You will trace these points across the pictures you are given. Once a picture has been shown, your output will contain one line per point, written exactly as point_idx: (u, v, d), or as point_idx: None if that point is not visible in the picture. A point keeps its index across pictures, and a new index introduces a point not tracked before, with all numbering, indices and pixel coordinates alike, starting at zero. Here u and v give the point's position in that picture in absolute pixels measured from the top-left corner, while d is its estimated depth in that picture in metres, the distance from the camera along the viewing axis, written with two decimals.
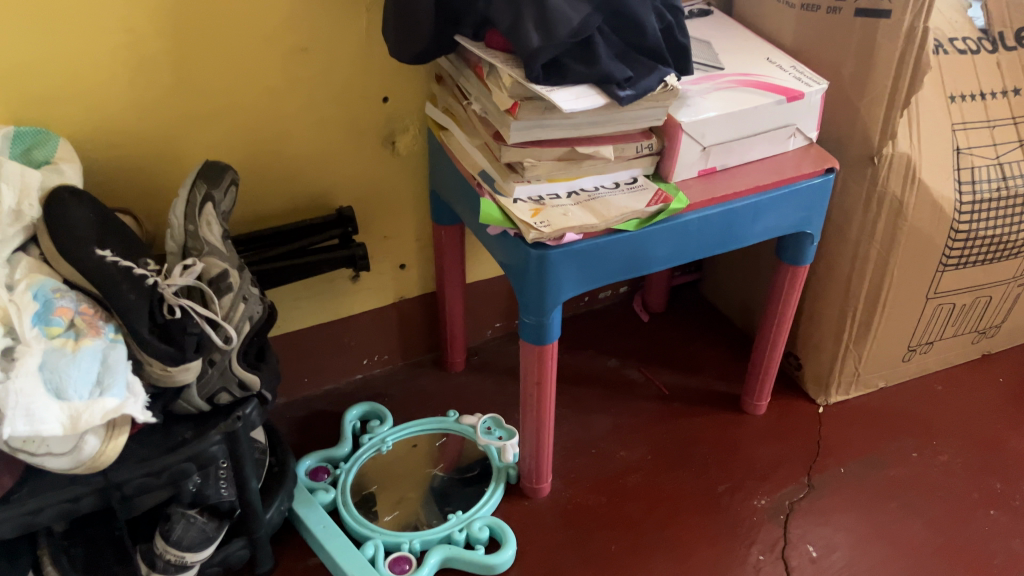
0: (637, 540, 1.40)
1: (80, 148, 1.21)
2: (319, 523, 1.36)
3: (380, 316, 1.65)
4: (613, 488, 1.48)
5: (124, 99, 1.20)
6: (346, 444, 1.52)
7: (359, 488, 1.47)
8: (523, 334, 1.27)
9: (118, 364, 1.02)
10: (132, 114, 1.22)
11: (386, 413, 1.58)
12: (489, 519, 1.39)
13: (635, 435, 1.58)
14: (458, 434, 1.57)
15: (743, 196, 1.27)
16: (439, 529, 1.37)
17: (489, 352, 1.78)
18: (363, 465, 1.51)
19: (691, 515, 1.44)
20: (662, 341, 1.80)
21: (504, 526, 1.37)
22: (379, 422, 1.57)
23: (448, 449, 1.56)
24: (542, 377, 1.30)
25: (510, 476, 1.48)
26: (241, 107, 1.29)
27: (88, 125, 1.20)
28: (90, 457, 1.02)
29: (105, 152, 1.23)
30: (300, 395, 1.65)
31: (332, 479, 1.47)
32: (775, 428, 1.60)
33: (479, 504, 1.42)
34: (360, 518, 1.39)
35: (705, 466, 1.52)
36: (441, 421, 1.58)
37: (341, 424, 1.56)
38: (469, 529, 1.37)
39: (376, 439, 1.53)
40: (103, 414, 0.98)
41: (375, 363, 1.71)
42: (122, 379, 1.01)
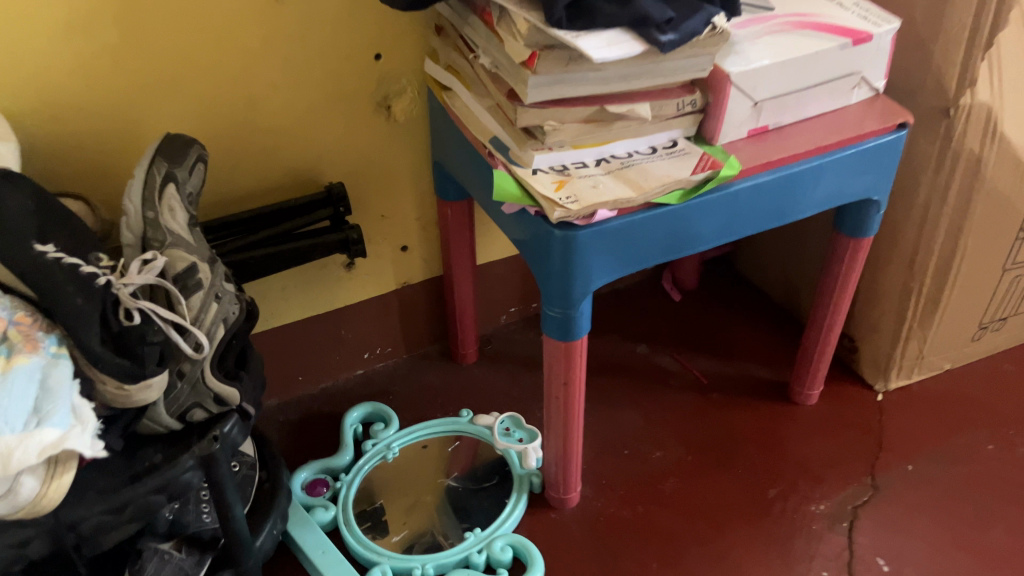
0: (680, 557, 1.22)
1: (14, 121, 1.01)
2: (318, 548, 1.18)
3: (380, 305, 1.47)
4: (650, 494, 1.31)
5: (64, 65, 1.01)
6: (346, 453, 1.34)
7: (362, 503, 1.30)
8: (545, 328, 1.08)
9: (61, 387, 0.83)
10: (76, 82, 1.03)
11: (390, 415, 1.40)
12: (512, 537, 1.21)
13: (672, 433, 1.40)
14: (473, 436, 1.39)
15: (803, 158, 1.07)
16: (455, 550, 1.20)
17: (503, 340, 1.60)
18: (366, 477, 1.33)
19: (741, 525, 1.26)
20: (696, 323, 1.61)
21: (530, 546, 1.20)
22: (383, 425, 1.39)
23: (461, 454, 1.38)
24: (569, 377, 1.12)
25: (533, 485, 1.31)
26: (207, 70, 1.10)
27: (23, 97, 1.00)
28: (29, 501, 0.84)
29: (47, 129, 1.04)
30: (293, 394, 1.48)
31: (332, 494, 1.29)
32: (830, 419, 1.42)
33: (499, 519, 1.25)
34: (364, 539, 1.22)
35: (753, 467, 1.34)
36: (453, 422, 1.40)
37: (340, 428, 1.37)
38: (489, 550, 1.20)
39: (380, 446, 1.36)
40: (40, 451, 0.79)
41: (377, 357, 1.53)
42: (66, 405, 0.83)
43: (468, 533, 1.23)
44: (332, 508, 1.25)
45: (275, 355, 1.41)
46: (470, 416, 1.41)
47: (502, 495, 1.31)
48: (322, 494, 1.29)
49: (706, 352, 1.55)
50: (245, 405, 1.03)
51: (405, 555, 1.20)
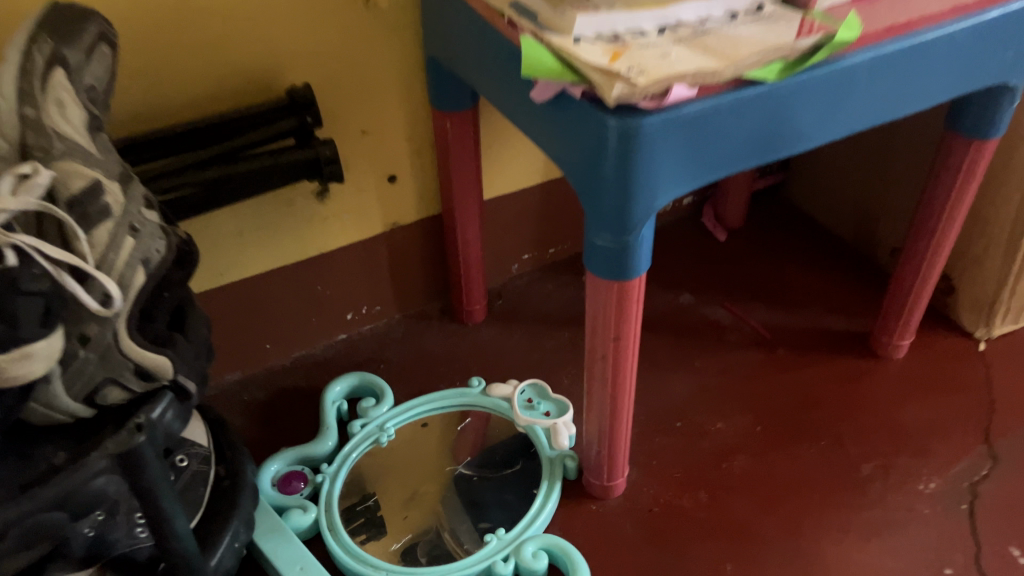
0: (761, 556, 0.96)
1: None
2: (293, 562, 0.90)
3: (365, 253, 1.18)
4: (714, 478, 1.04)
5: None
6: (328, 438, 1.05)
7: (350, 501, 1.02)
8: (590, 267, 0.80)
9: None
10: None
11: (383, 388, 1.12)
12: (547, 538, 0.94)
13: (733, 400, 1.13)
14: (487, 412, 1.11)
15: (936, 22, 0.78)
16: (473, 559, 0.92)
17: (516, 294, 1.32)
18: (355, 467, 1.04)
19: (833, 513, 1.00)
20: (746, 268, 1.34)
21: (571, 551, 0.92)
22: (373, 402, 1.11)
23: (472, 434, 1.11)
24: (620, 332, 0.83)
25: (566, 469, 1.03)
26: None
27: None
28: None
29: None
30: (261, 367, 1.19)
31: (311, 491, 1.00)
32: (925, 376, 1.15)
33: (528, 516, 0.97)
34: (355, 549, 0.94)
35: (839, 439, 1.08)
36: (461, 395, 1.11)
37: (320, 407, 1.09)
38: (517, 557, 0.92)
39: (371, 427, 1.07)
40: None
41: (363, 319, 1.25)
42: None
43: (489, 535, 0.95)
44: (312, 511, 0.97)
45: (235, 319, 1.12)
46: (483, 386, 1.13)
47: (528, 485, 1.03)
48: (299, 492, 1.00)
49: (762, 300, 1.29)
50: (184, 384, 0.74)
51: (408, 568, 0.93)
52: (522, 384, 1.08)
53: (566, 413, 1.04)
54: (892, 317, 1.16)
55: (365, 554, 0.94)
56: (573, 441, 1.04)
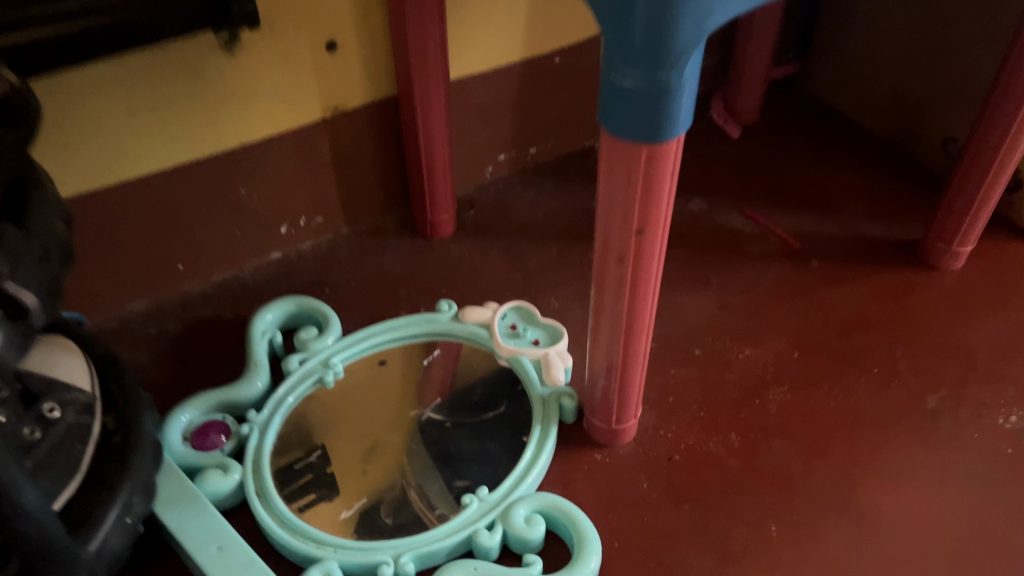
0: (813, 511, 0.76)
1: None
2: (208, 543, 0.68)
3: (302, 147, 0.93)
4: (746, 416, 0.83)
5: None
6: (257, 379, 0.82)
7: (286, 459, 0.78)
8: (610, 127, 0.56)
9: None
10: None
11: (328, 316, 0.88)
12: (542, 498, 0.72)
13: (761, 322, 0.92)
14: (459, 342, 0.88)
15: None
16: (449, 528, 0.70)
17: (491, 203, 1.09)
18: (292, 414, 0.81)
19: (896, 456, 0.80)
20: (765, 169, 1.13)
21: (576, 515, 0.71)
22: (316, 332, 0.87)
23: (443, 371, 0.88)
24: (644, 223, 0.60)
25: (561, 411, 0.81)
26: None
27: None
28: None
29: None
30: (175, 293, 0.95)
31: (234, 446, 0.77)
32: (988, 290, 0.95)
33: (519, 470, 0.75)
34: (294, 521, 0.71)
35: (895, 366, 0.88)
36: (427, 323, 0.89)
37: (248, 340, 0.86)
38: (505, 524, 0.71)
39: (313, 364, 0.84)
40: None
41: (303, 233, 1.01)
42: None
43: (467, 496, 0.73)
44: (235, 472, 0.74)
45: (134, 229, 0.88)
46: (454, 311, 0.90)
47: (517, 433, 0.80)
48: (219, 448, 0.76)
49: (787, 204, 1.07)
50: None
51: (364, 542, 0.70)
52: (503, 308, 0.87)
53: (560, 343, 0.83)
54: (952, 218, 0.95)
55: (306, 527, 0.71)
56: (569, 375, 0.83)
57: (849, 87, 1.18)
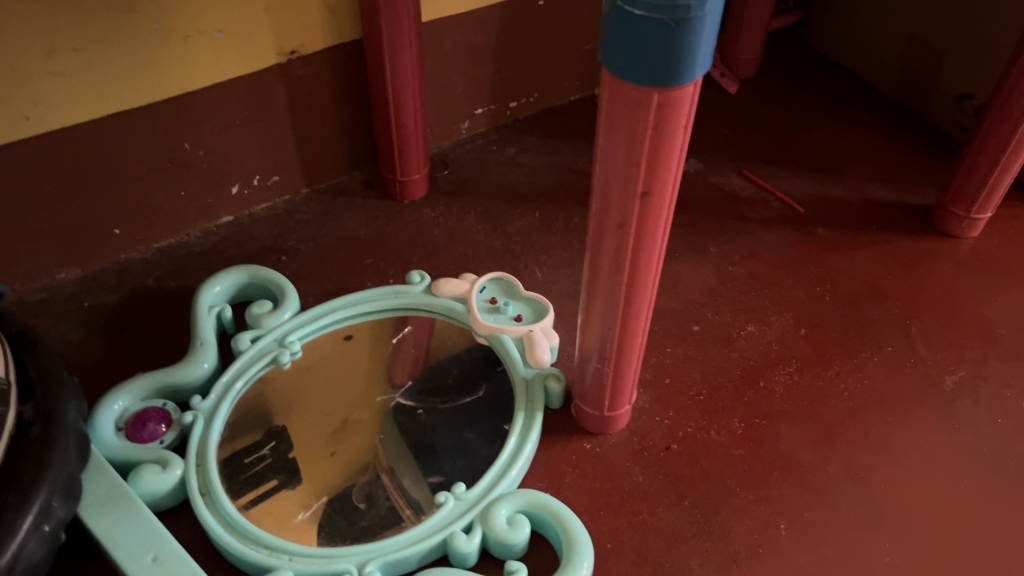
0: (825, 504, 0.68)
1: None
2: (143, 552, 0.59)
3: (255, 96, 0.83)
4: (750, 398, 0.76)
5: None
6: (203, 360, 0.72)
7: (235, 450, 0.68)
8: (614, 69, 0.47)
9: None
10: None
11: (285, 291, 0.79)
12: (526, 495, 0.64)
13: (763, 293, 0.85)
14: (431, 317, 0.80)
15: None
16: (421, 530, 0.62)
17: (468, 162, 0.99)
18: (243, 400, 0.71)
19: (914, 443, 0.73)
20: (764, 127, 1.04)
21: (564, 515, 0.63)
22: (270, 306, 0.77)
23: (414, 349, 0.78)
24: (651, 184, 0.51)
25: (548, 394, 0.73)
26: None
27: None
28: None
29: None
30: (112, 259, 0.85)
31: (176, 437, 0.67)
32: (1006, 260, 0.88)
33: (498, 464, 0.67)
34: (243, 524, 0.62)
35: (909, 343, 0.80)
36: (394, 297, 0.79)
37: (192, 316, 0.76)
38: (485, 526, 0.62)
39: (268, 343, 0.74)
40: None
41: (258, 193, 0.91)
42: None
43: (442, 494, 0.64)
44: (177, 468, 0.65)
45: (62, 187, 0.77)
46: (427, 284, 0.81)
47: (498, 420, 0.72)
48: (158, 439, 0.67)
49: (788, 165, 0.99)
50: None
51: (324, 547, 0.62)
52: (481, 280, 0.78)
53: (545, 320, 0.74)
54: (971, 183, 0.87)
55: (257, 529, 0.62)
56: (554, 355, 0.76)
57: (855, 38, 1.09)
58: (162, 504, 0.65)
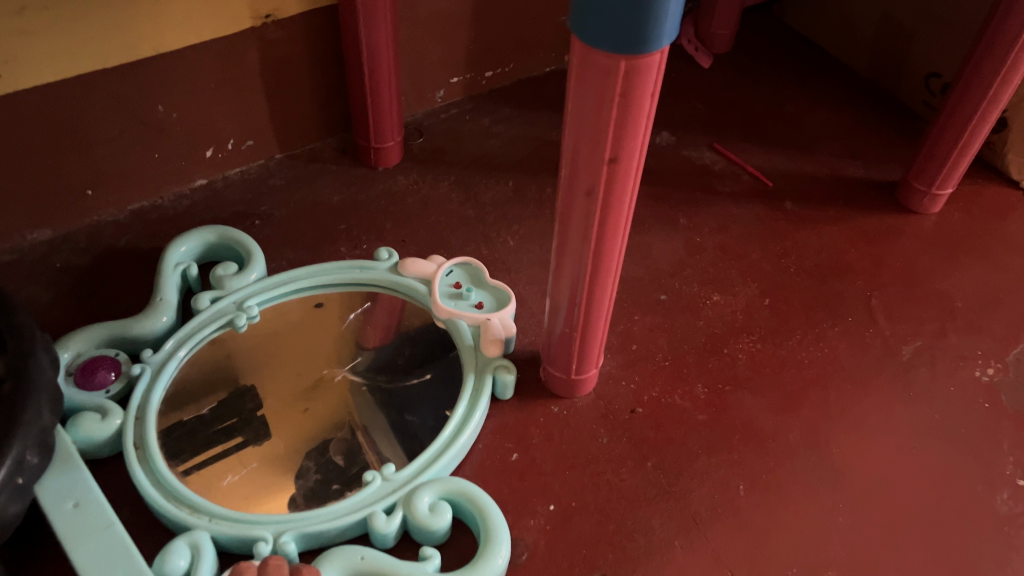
0: (783, 468, 0.71)
1: None
2: (65, 499, 0.60)
3: (228, 59, 0.83)
4: (714, 365, 0.77)
5: None
6: (162, 314, 0.73)
7: (179, 408, 0.69)
8: (584, 36, 0.48)
9: None
10: None
11: (251, 252, 0.79)
12: (451, 482, 0.63)
13: (730, 265, 0.86)
14: (395, 295, 0.79)
15: None
16: (347, 503, 0.62)
17: (442, 130, 1.00)
18: (194, 361, 0.72)
19: (872, 411, 0.75)
20: (736, 102, 1.05)
21: (486, 508, 0.62)
22: (235, 270, 0.77)
23: (374, 329, 0.78)
24: (619, 151, 0.52)
25: (496, 384, 0.72)
26: None
27: None
28: None
29: None
30: (83, 221, 0.85)
31: (123, 387, 0.68)
32: (965, 236, 0.91)
33: (438, 445, 0.66)
34: (174, 486, 0.62)
35: (870, 314, 0.82)
36: (359, 275, 0.79)
37: (157, 271, 0.77)
38: (407, 509, 0.62)
39: (226, 303, 0.74)
40: None
41: (231, 158, 0.91)
42: None
43: (371, 472, 0.64)
44: (116, 418, 0.66)
45: (31, 147, 0.77)
46: (394, 263, 0.79)
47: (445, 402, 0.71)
48: (106, 388, 0.68)
49: (759, 139, 1.01)
50: None
51: (246, 513, 0.62)
52: (448, 264, 0.77)
53: (505, 310, 0.73)
54: (934, 160, 0.89)
55: (186, 491, 0.62)
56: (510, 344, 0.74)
57: (827, 15, 1.10)
58: (99, 452, 0.66)
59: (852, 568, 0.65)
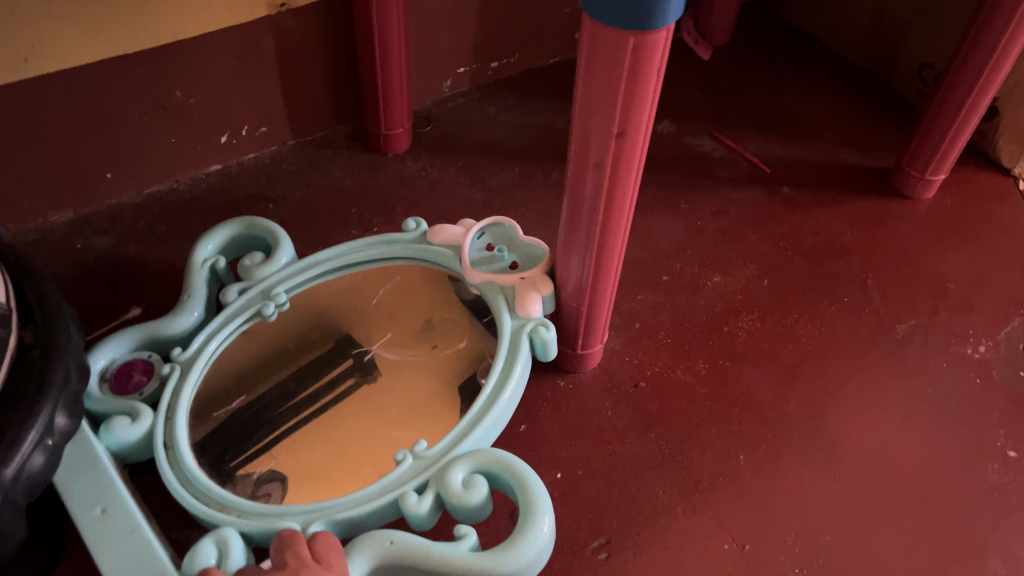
0: (781, 439, 0.73)
1: None
2: (91, 506, 0.59)
3: (243, 47, 0.85)
4: (714, 342, 0.80)
5: None
6: (192, 310, 0.73)
7: (207, 404, 0.67)
8: (596, 14, 0.50)
9: None
10: None
11: (278, 238, 0.76)
12: (482, 451, 0.59)
13: (730, 247, 0.89)
14: (426, 267, 0.75)
15: None
16: (375, 487, 0.58)
17: (449, 119, 1.02)
18: (226, 353, 0.69)
19: (866, 386, 0.78)
20: (735, 92, 1.08)
21: (527, 478, 0.57)
22: (261, 259, 0.75)
23: (402, 302, 0.75)
24: (626, 126, 0.55)
25: (535, 344, 0.67)
26: None
27: None
28: None
29: None
30: (101, 204, 0.88)
31: (156, 386, 0.67)
32: (957, 221, 0.93)
33: (467, 421, 0.62)
34: (202, 483, 0.60)
35: (865, 294, 0.85)
36: (387, 249, 0.75)
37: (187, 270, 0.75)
38: (440, 487, 0.57)
39: (253, 290, 0.72)
40: None
41: (245, 143, 0.94)
42: None
43: (400, 451, 0.60)
44: (146, 419, 0.64)
45: (53, 131, 0.79)
46: (421, 231, 0.76)
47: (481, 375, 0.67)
48: (139, 391, 0.67)
49: (757, 128, 1.03)
50: None
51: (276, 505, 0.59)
52: (478, 226, 0.75)
53: (537, 270, 0.71)
54: (927, 146, 0.92)
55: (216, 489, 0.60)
56: (547, 306, 0.70)
57: (824, 10, 1.13)
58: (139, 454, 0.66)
59: (848, 532, 0.67)
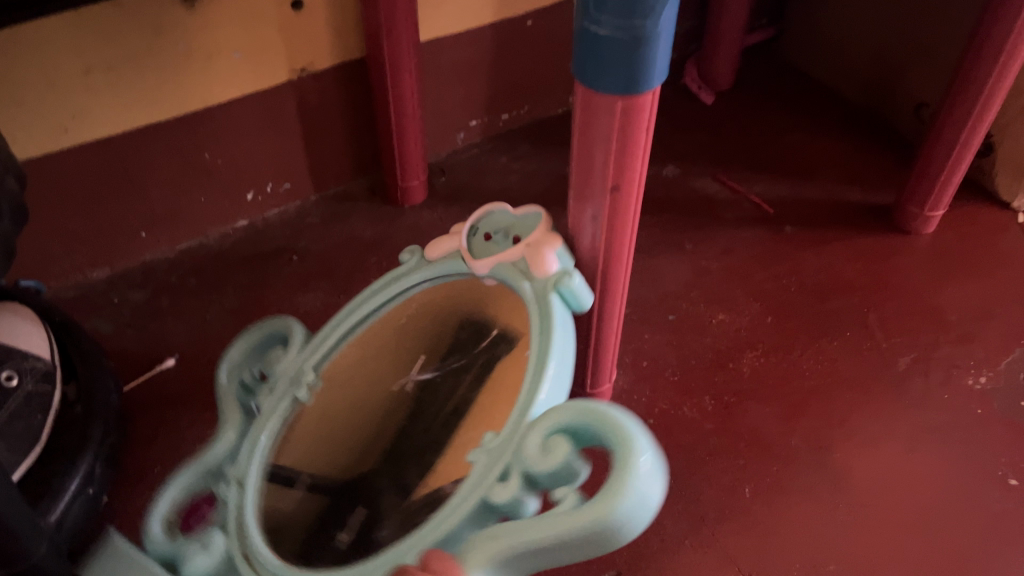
0: (786, 473, 0.75)
1: None
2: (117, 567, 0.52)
3: (267, 110, 0.91)
4: (720, 379, 0.83)
5: None
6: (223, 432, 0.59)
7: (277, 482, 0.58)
8: (586, 80, 0.55)
9: None
10: None
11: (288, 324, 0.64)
12: (554, 412, 0.45)
13: (735, 286, 0.92)
14: (455, 284, 0.64)
15: None
16: (452, 505, 0.46)
17: (463, 169, 1.07)
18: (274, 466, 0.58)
19: (870, 420, 0.80)
20: (738, 135, 1.12)
21: (605, 413, 0.43)
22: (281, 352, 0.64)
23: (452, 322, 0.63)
24: (621, 180, 0.59)
25: (566, 298, 0.57)
26: None
27: None
28: None
29: None
30: (136, 260, 0.93)
31: (213, 518, 0.55)
32: (957, 255, 0.96)
33: (522, 396, 0.50)
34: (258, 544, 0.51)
35: (867, 329, 0.88)
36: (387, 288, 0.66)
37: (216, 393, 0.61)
38: (519, 462, 0.45)
39: (280, 383, 0.62)
40: None
41: (269, 199, 0.99)
42: None
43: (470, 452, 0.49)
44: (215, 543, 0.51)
45: (91, 194, 0.85)
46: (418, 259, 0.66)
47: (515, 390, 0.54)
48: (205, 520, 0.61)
49: (760, 169, 1.07)
50: None
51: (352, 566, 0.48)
52: (463, 226, 0.63)
53: (540, 228, 0.59)
54: (925, 183, 0.95)
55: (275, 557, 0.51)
56: (566, 260, 0.59)
57: (823, 54, 1.17)
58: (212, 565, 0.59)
59: (852, 563, 0.69)
